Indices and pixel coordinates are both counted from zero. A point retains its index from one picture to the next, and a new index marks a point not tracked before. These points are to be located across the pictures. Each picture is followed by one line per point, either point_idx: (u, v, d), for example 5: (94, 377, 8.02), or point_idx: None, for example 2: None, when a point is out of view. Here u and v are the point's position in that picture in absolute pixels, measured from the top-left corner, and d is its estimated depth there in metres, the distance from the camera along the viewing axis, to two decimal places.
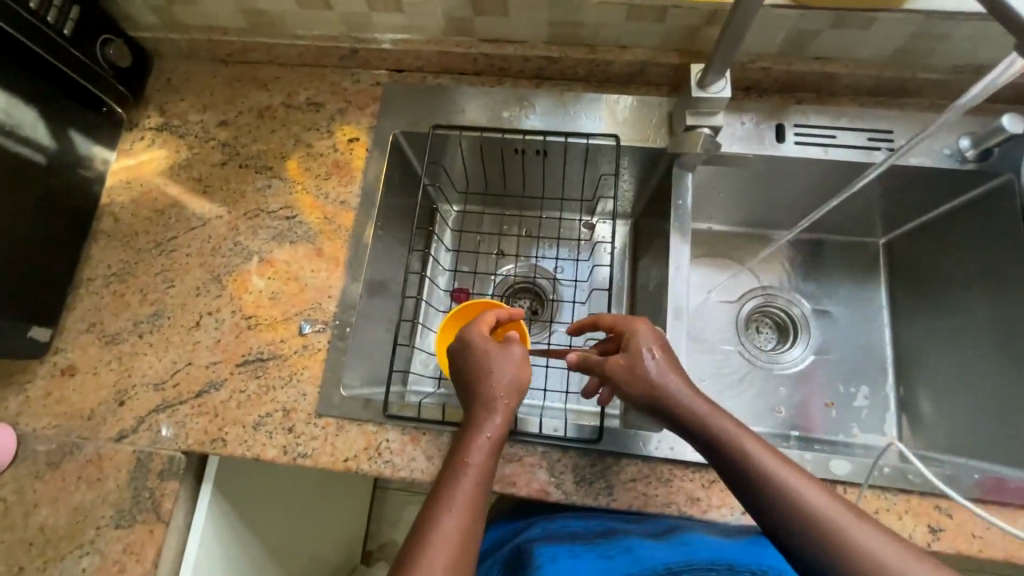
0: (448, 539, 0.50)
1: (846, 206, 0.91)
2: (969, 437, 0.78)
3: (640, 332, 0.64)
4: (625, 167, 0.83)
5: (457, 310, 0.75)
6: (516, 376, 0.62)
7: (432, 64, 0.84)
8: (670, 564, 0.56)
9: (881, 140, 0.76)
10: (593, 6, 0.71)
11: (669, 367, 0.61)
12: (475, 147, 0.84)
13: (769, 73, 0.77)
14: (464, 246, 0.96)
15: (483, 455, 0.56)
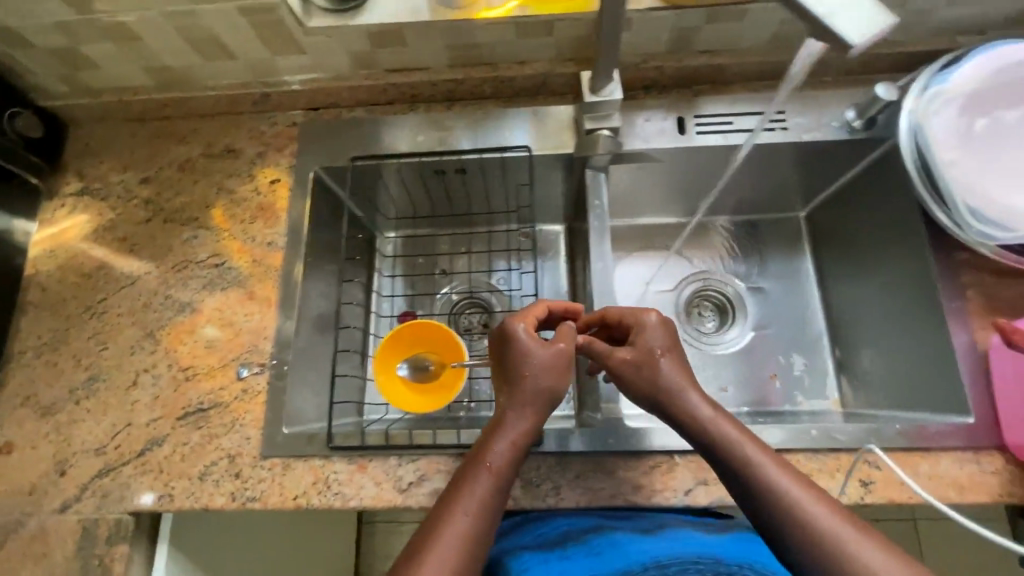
0: (454, 544, 0.51)
1: (765, 186, 0.95)
2: (897, 391, 0.81)
3: (663, 329, 0.64)
4: (540, 175, 0.86)
5: (406, 326, 0.75)
6: (557, 378, 0.61)
7: (345, 99, 0.86)
8: (659, 558, 0.55)
9: (774, 121, 0.82)
10: (484, 28, 0.74)
11: (681, 366, 0.62)
12: (398, 175, 0.86)
13: (661, 71, 0.81)
14: (404, 271, 0.97)
15: (502, 460, 0.57)
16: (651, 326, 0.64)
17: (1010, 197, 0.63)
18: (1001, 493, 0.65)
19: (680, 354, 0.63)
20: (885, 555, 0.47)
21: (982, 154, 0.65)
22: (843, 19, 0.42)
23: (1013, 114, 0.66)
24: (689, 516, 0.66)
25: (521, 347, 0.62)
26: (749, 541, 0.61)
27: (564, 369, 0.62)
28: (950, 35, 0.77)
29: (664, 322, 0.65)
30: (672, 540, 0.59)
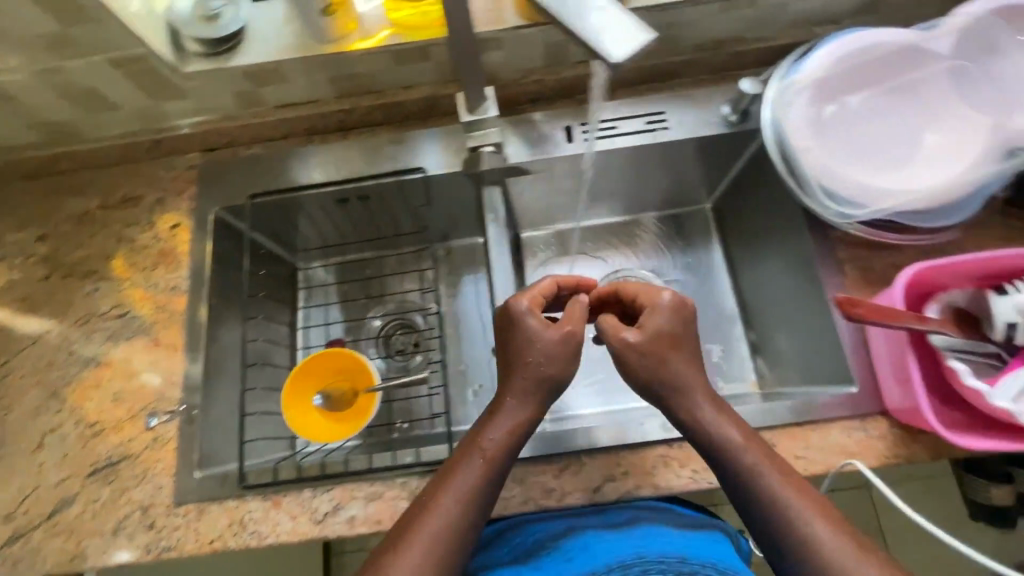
0: (443, 521, 0.58)
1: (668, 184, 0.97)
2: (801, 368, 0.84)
3: (675, 314, 0.65)
4: (439, 194, 0.87)
5: (322, 353, 0.77)
6: (563, 363, 0.64)
7: (239, 138, 0.87)
8: (624, 559, 0.59)
9: (657, 121, 0.85)
10: (359, 58, 0.76)
11: (687, 357, 0.64)
12: (303, 207, 0.87)
13: (543, 84, 0.84)
14: (324, 299, 0.97)
15: (495, 449, 0.62)
16: (666, 310, 0.65)
17: (862, 178, 0.67)
18: (886, 455, 0.68)
19: (686, 341, 0.65)
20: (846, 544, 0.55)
21: (831, 140, 0.69)
22: (608, 40, 0.50)
23: (856, 100, 0.71)
24: (669, 512, 0.67)
25: (525, 335, 0.64)
26: (721, 540, 0.64)
27: (567, 350, 0.64)
28: (806, 26, 0.81)
29: (681, 305, 0.66)
30: (637, 538, 0.61)
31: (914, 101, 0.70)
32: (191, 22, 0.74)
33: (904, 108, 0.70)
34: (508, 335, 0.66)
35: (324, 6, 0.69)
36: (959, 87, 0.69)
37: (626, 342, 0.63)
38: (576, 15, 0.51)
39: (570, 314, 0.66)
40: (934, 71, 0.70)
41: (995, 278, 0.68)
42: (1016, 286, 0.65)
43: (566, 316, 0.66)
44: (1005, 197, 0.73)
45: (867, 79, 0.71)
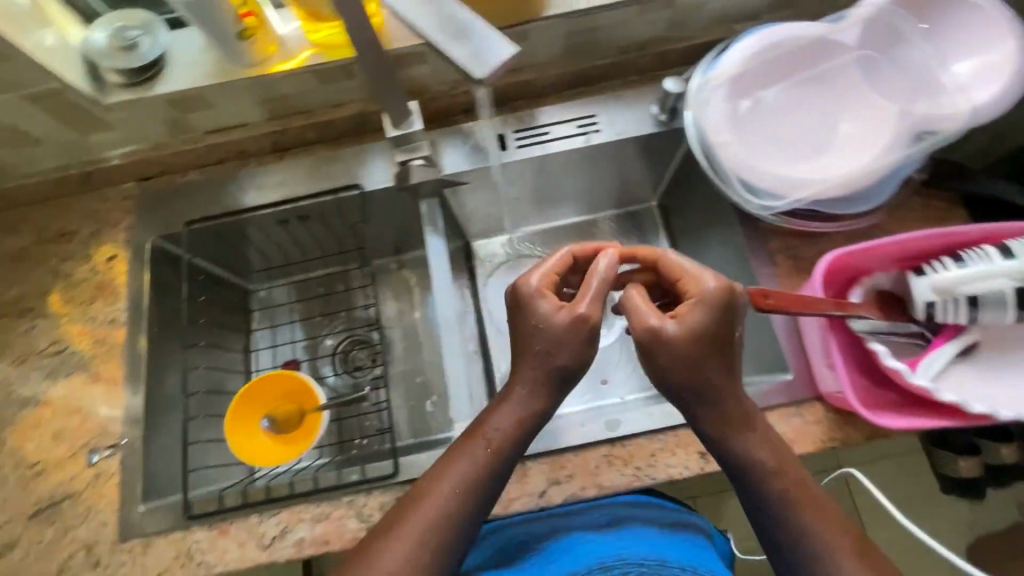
0: (440, 506, 0.58)
1: (611, 184, 0.98)
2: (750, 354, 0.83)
3: (717, 310, 0.57)
4: (378, 209, 0.87)
5: (264, 376, 0.77)
6: (574, 354, 0.60)
7: (174, 165, 0.86)
8: (605, 560, 0.57)
9: (587, 124, 0.86)
10: (283, 80, 0.76)
11: (723, 360, 0.57)
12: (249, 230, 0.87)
13: (473, 94, 0.85)
14: (284, 319, 0.97)
15: (499, 439, 0.61)
16: (708, 306, 0.57)
17: (779, 170, 0.69)
18: (823, 439, 0.69)
19: (723, 343, 0.57)
20: (840, 539, 0.55)
21: (749, 134, 0.71)
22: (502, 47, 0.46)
23: (771, 92, 0.72)
24: (657, 515, 0.66)
25: (534, 322, 0.61)
26: (701, 546, 0.63)
27: (579, 337, 0.60)
28: (727, 23, 0.82)
29: (726, 299, 0.57)
30: (621, 539, 0.60)
31: (827, 91, 0.72)
32: (107, 53, 0.73)
33: (818, 99, 0.72)
34: (519, 315, 0.62)
35: (238, 32, 0.69)
36: (869, 75, 0.71)
37: (655, 336, 0.56)
38: (460, 49, 0.46)
39: (588, 290, 0.61)
40: (844, 61, 0.71)
41: (917, 258, 0.69)
42: (935, 265, 0.65)
43: (583, 296, 0.60)
44: (924, 178, 0.74)
45: (781, 72, 0.72)
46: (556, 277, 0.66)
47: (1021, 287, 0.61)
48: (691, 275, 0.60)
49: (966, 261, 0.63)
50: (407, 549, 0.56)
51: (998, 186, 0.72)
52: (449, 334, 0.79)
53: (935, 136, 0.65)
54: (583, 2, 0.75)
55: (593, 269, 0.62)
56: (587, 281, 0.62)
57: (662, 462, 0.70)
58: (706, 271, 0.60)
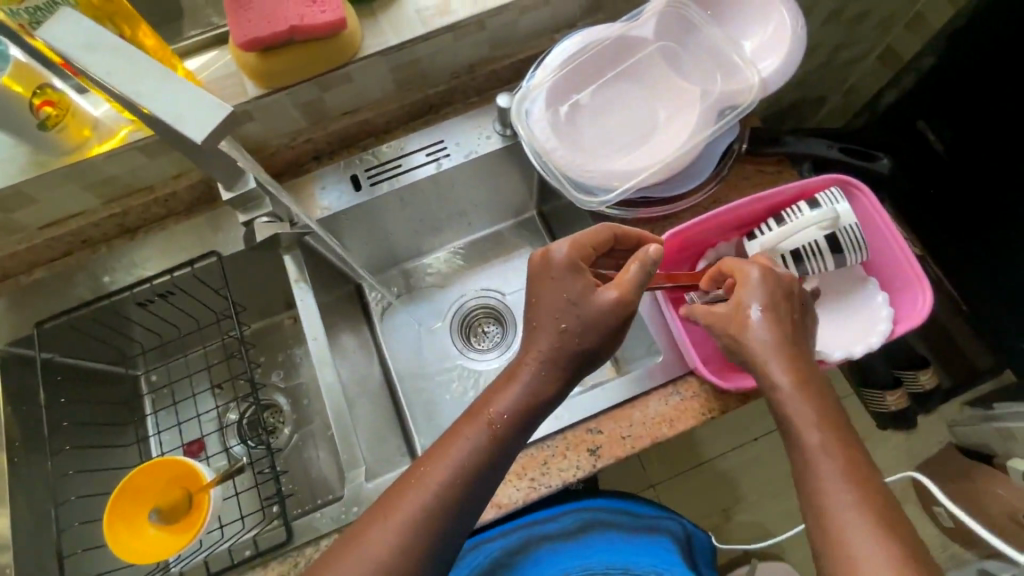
0: (430, 489, 0.57)
1: (484, 202, 0.99)
2: (637, 339, 0.84)
3: (760, 284, 0.59)
4: (241, 271, 0.86)
5: (143, 470, 0.73)
6: (601, 337, 0.60)
7: (16, 267, 0.83)
8: (570, 570, 0.66)
9: (437, 150, 0.88)
10: (107, 161, 0.74)
11: (778, 327, 0.57)
12: (121, 315, 0.84)
13: (318, 141, 0.86)
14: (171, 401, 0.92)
15: (506, 416, 0.60)
16: (753, 285, 0.59)
17: (605, 166, 0.72)
18: (702, 412, 0.71)
19: (782, 314, 0.58)
20: (830, 458, 0.53)
21: (573, 137, 0.74)
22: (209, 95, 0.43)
23: (586, 94, 0.75)
24: (626, 519, 0.73)
25: (574, 300, 0.60)
26: (663, 542, 0.70)
27: (614, 320, 0.59)
28: (547, 34, 0.86)
29: (764, 275, 0.59)
30: (589, 548, 0.68)
31: (638, 83, 0.76)
32: None
33: (630, 92, 0.76)
34: (549, 288, 0.62)
35: (39, 123, 0.67)
36: (670, 64, 0.75)
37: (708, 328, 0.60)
38: (167, 108, 0.43)
39: (628, 275, 0.59)
40: (646, 54, 0.75)
41: (748, 224, 0.73)
42: (761, 227, 0.68)
43: (619, 278, 0.59)
44: (747, 149, 0.78)
45: (592, 74, 0.76)
46: (592, 249, 0.64)
47: (830, 235, 0.65)
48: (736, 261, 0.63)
49: (786, 219, 0.67)
50: (389, 543, 0.56)
51: (818, 145, 0.79)
52: (330, 387, 0.78)
53: (735, 111, 0.70)
54: (397, 37, 0.76)
55: (638, 253, 0.60)
56: (627, 267, 0.60)
57: (554, 468, 0.70)
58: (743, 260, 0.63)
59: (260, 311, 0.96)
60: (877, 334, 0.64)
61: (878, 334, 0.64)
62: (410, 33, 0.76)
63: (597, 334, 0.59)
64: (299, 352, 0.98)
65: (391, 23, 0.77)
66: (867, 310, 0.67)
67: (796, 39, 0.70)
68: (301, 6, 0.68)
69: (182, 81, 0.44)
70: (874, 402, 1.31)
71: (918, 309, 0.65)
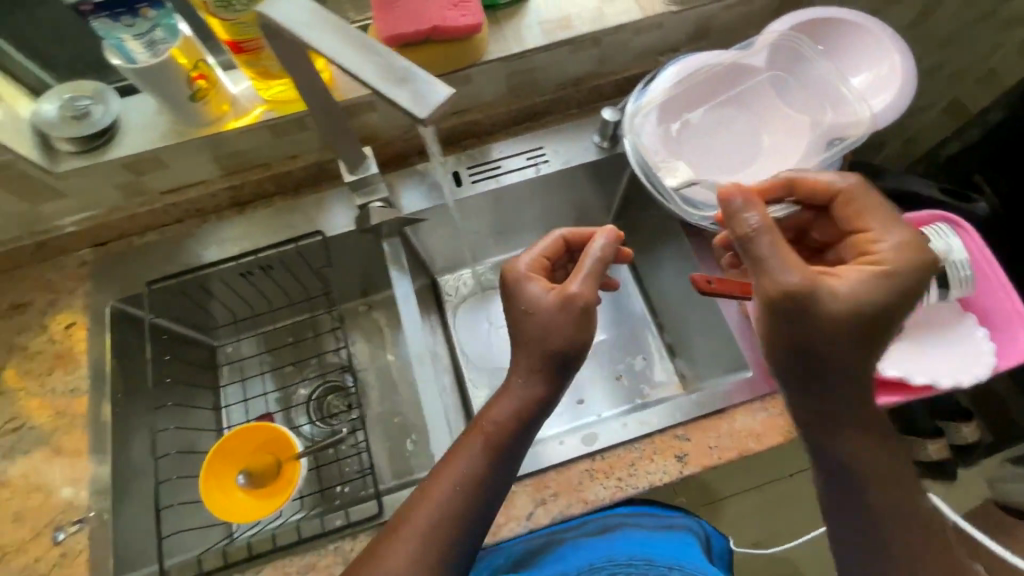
0: (443, 496, 0.60)
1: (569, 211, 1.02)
2: (712, 359, 0.87)
3: (889, 281, 0.54)
4: (339, 254, 0.89)
5: (238, 431, 0.76)
6: (567, 336, 0.61)
7: (131, 228, 0.86)
8: (594, 561, 0.60)
9: (536, 156, 0.91)
10: (238, 136, 0.78)
11: (872, 322, 0.53)
12: (212, 286, 0.87)
13: (426, 136, 0.90)
14: (255, 371, 0.95)
15: (499, 425, 0.62)
16: (881, 280, 0.54)
17: (711, 184, 0.75)
18: (790, 430, 0.72)
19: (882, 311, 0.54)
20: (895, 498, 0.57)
21: (681, 153, 0.77)
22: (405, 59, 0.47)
23: (697, 114, 0.79)
24: (645, 517, 0.68)
25: (525, 307, 0.63)
26: (690, 541, 0.65)
27: (569, 316, 0.62)
28: (652, 56, 0.90)
29: (900, 274, 0.54)
30: (612, 541, 0.63)
31: (750, 109, 0.79)
32: (58, 123, 0.73)
33: (741, 117, 0.79)
34: (513, 301, 0.65)
35: (190, 95, 0.71)
36: (782, 93, 0.78)
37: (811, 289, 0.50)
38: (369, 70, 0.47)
39: (583, 270, 0.64)
40: (758, 82, 0.79)
41: None
42: None
43: (577, 274, 0.63)
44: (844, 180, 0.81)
45: (705, 96, 0.79)
46: (545, 261, 0.70)
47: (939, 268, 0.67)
48: (875, 234, 0.58)
49: None
50: (409, 553, 0.58)
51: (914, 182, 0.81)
52: (422, 369, 0.80)
53: (844, 142, 0.73)
54: (521, 46, 0.80)
55: (589, 250, 0.64)
56: (580, 262, 0.64)
57: (642, 470, 0.72)
58: (894, 233, 0.57)
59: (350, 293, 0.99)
60: (983, 367, 0.66)
61: (985, 366, 0.66)
62: (531, 42, 0.81)
63: (565, 326, 0.61)
64: (387, 334, 1.00)
65: (515, 32, 0.81)
66: (969, 342, 0.68)
67: (910, 80, 0.73)
68: (443, 9, 0.72)
69: (381, 49, 0.48)
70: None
71: (1019, 347, 0.67)
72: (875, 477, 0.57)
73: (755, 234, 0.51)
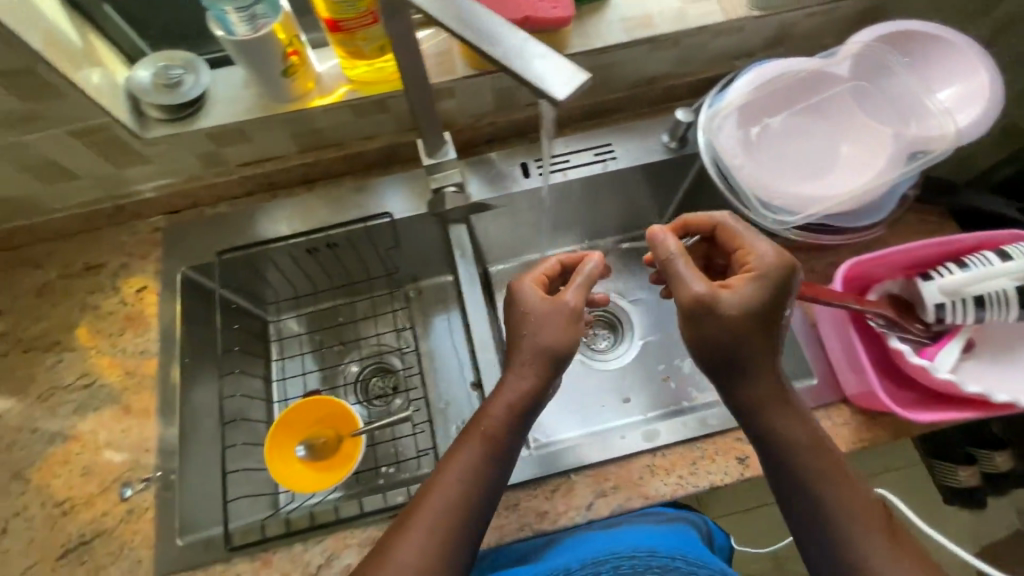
0: (446, 493, 0.60)
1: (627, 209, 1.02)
2: None
3: (774, 283, 0.59)
4: (405, 236, 0.90)
5: (305, 402, 0.77)
6: (555, 335, 0.63)
7: (205, 198, 0.88)
8: (597, 555, 0.61)
9: (604, 153, 0.91)
10: (322, 114, 0.80)
11: (768, 329, 0.59)
12: (271, 258, 0.87)
13: (498, 126, 0.90)
14: (314, 347, 0.96)
15: (496, 423, 0.63)
16: (768, 282, 0.59)
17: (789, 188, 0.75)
18: (854, 441, 0.72)
19: (773, 316, 0.59)
20: (858, 509, 0.58)
21: (758, 156, 0.78)
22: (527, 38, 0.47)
23: (777, 120, 0.80)
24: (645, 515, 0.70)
25: (521, 306, 0.66)
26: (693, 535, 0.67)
27: (568, 326, 0.64)
28: (727, 60, 0.90)
29: (786, 275, 0.59)
30: (611, 536, 0.64)
31: (827, 119, 0.80)
32: (151, 90, 0.75)
33: (819, 126, 0.80)
34: (516, 312, 0.66)
35: (283, 70, 0.73)
36: (863, 104, 0.78)
37: (709, 300, 0.58)
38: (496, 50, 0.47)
39: (575, 286, 0.66)
40: (838, 91, 0.79)
41: (917, 266, 0.75)
42: (940, 269, 0.71)
43: (571, 286, 0.66)
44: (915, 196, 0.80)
45: (784, 103, 0.80)
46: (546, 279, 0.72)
47: (1021, 285, 0.67)
48: (749, 247, 0.63)
49: (970, 265, 0.69)
50: (418, 546, 0.58)
51: (992, 202, 0.80)
52: (484, 355, 0.81)
53: (927, 155, 0.72)
54: (603, 41, 0.81)
55: (582, 269, 0.68)
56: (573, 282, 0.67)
57: (702, 469, 0.72)
58: (763, 243, 0.62)
59: (412, 275, 0.98)
60: None
61: None
62: (614, 38, 0.81)
63: (556, 328, 0.64)
64: (442, 317, 0.97)
65: (598, 28, 0.82)
66: None
67: (999, 96, 0.73)
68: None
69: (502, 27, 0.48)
70: (945, 475, 1.29)
71: None
72: (837, 491, 0.59)
73: (672, 259, 0.61)
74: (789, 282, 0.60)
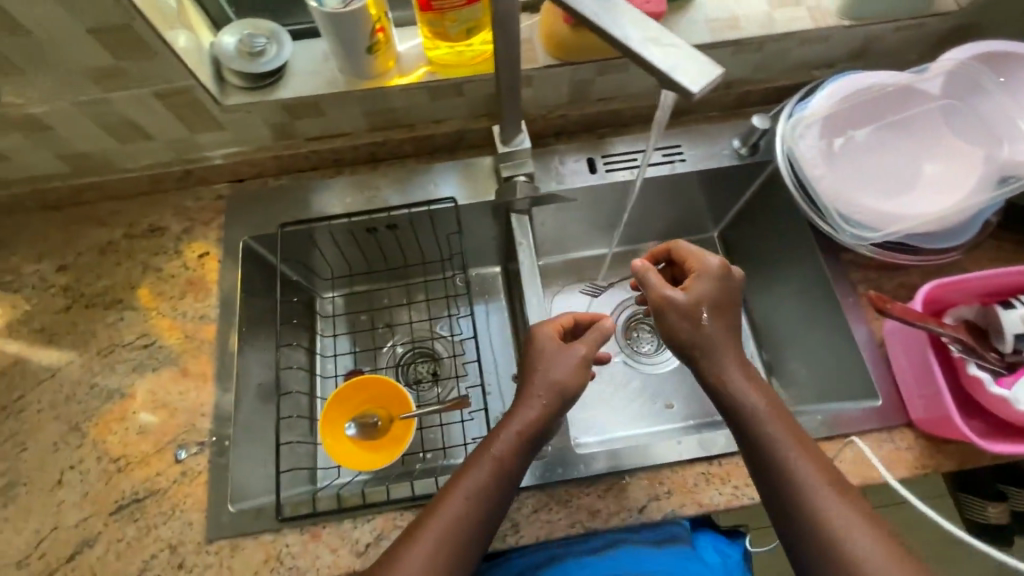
0: (451, 505, 0.59)
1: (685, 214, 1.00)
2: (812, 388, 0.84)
3: (716, 279, 0.66)
4: (467, 223, 0.89)
5: (355, 382, 0.77)
6: (568, 372, 0.64)
7: (270, 169, 0.88)
8: None
9: (673, 154, 0.89)
10: (398, 93, 0.79)
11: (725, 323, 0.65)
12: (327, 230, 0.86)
13: (567, 119, 0.89)
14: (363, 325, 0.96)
15: (506, 445, 0.62)
16: (710, 278, 0.66)
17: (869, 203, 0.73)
18: (916, 466, 0.71)
19: (726, 309, 0.65)
20: (871, 537, 0.55)
21: (841, 169, 0.76)
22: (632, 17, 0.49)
23: (861, 133, 0.78)
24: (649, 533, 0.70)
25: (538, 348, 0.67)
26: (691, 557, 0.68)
27: (583, 377, 0.65)
28: (806, 69, 0.88)
29: (726, 275, 0.66)
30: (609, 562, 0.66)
31: (912, 135, 0.78)
32: (235, 57, 0.75)
33: (902, 142, 0.78)
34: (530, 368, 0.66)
35: (369, 46, 0.72)
36: (951, 123, 0.76)
37: (668, 303, 0.64)
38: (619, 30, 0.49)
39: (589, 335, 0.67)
40: (926, 109, 0.77)
41: (996, 294, 0.73)
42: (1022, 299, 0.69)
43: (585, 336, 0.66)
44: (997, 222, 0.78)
45: (869, 117, 0.78)
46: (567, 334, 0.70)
47: None
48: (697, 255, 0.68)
49: None
50: (425, 551, 0.57)
51: None
52: None
53: (1019, 180, 0.70)
54: (687, 40, 0.80)
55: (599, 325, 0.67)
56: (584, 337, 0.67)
57: None
58: (708, 253, 0.68)
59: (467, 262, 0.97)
60: None
61: None
62: (699, 38, 0.80)
63: (565, 368, 0.65)
64: (493, 305, 0.97)
65: (683, 26, 0.80)
66: None
67: None
68: None
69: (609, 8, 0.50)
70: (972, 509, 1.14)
71: None
72: (862, 533, 0.55)
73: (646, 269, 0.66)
74: (730, 284, 0.66)
